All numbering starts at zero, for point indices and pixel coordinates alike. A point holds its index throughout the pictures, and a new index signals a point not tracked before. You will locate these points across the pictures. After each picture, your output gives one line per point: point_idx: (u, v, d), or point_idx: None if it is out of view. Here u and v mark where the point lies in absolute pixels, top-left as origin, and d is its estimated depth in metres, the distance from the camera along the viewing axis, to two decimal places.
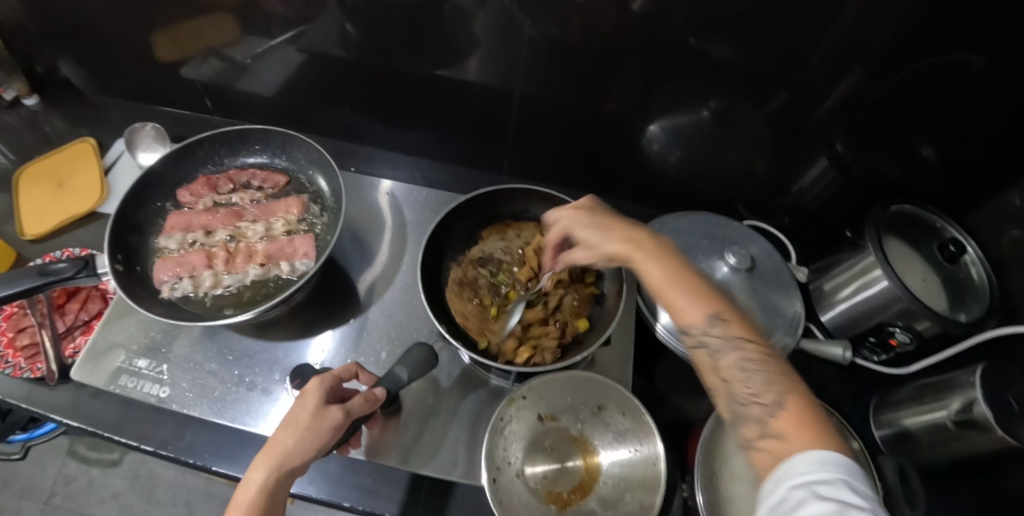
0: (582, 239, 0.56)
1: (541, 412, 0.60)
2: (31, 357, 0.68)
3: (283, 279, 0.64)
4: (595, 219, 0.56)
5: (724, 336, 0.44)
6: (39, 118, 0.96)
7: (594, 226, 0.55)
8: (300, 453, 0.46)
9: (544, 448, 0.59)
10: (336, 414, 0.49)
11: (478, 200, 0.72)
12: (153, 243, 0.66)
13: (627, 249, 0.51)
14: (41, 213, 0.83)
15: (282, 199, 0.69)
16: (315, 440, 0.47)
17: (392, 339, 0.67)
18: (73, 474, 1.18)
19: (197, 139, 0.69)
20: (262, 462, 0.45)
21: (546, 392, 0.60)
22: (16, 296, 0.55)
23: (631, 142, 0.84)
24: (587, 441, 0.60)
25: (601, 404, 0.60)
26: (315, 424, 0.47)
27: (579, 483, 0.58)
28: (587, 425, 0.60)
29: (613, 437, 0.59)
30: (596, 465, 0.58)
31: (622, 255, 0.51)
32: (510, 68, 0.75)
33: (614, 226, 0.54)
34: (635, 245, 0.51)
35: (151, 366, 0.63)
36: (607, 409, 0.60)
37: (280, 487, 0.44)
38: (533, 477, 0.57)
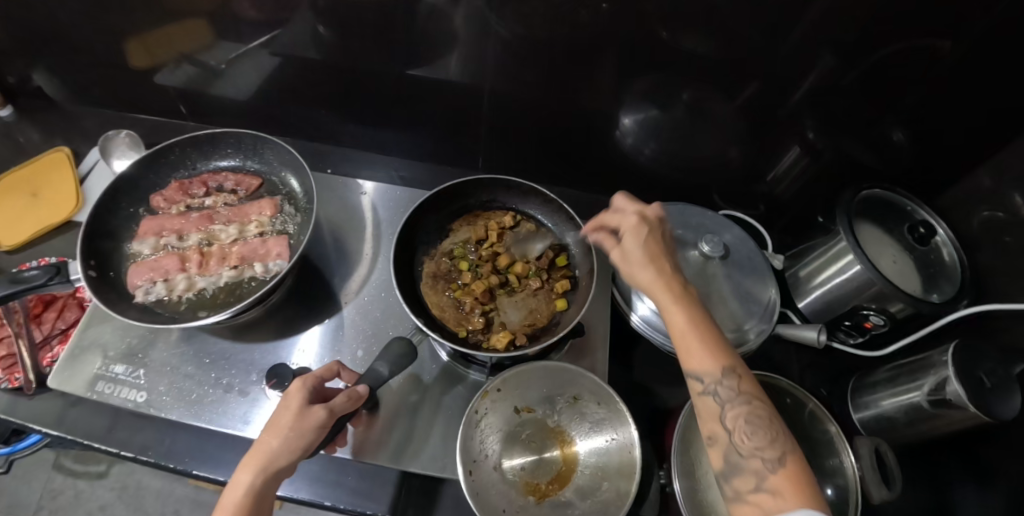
0: (625, 252, 0.54)
1: (518, 405, 0.61)
2: (9, 369, 0.68)
3: (257, 280, 0.64)
4: (646, 238, 0.54)
5: (735, 390, 0.45)
6: (14, 129, 0.96)
7: (644, 247, 0.53)
8: (285, 456, 0.46)
9: (521, 440, 0.60)
10: (320, 414, 0.48)
11: (448, 193, 0.73)
12: (127, 249, 0.65)
13: (658, 283, 0.51)
14: (16, 224, 0.82)
15: (256, 201, 0.69)
16: (300, 441, 0.47)
17: (368, 337, 0.67)
18: (59, 488, 1.17)
19: (168, 143, 0.69)
20: (247, 466, 0.45)
21: (522, 385, 0.60)
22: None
23: (607, 136, 0.85)
24: (564, 431, 0.61)
25: (576, 394, 0.61)
26: (298, 424, 0.47)
27: (557, 474, 0.58)
28: (563, 416, 0.61)
29: (589, 426, 0.60)
30: (573, 455, 0.59)
31: (660, 284, 0.51)
32: (483, 66, 0.75)
33: (658, 253, 0.53)
34: (672, 281, 0.51)
35: (128, 372, 0.63)
36: (583, 399, 0.60)
37: (266, 489, 0.45)
38: (511, 469, 0.58)
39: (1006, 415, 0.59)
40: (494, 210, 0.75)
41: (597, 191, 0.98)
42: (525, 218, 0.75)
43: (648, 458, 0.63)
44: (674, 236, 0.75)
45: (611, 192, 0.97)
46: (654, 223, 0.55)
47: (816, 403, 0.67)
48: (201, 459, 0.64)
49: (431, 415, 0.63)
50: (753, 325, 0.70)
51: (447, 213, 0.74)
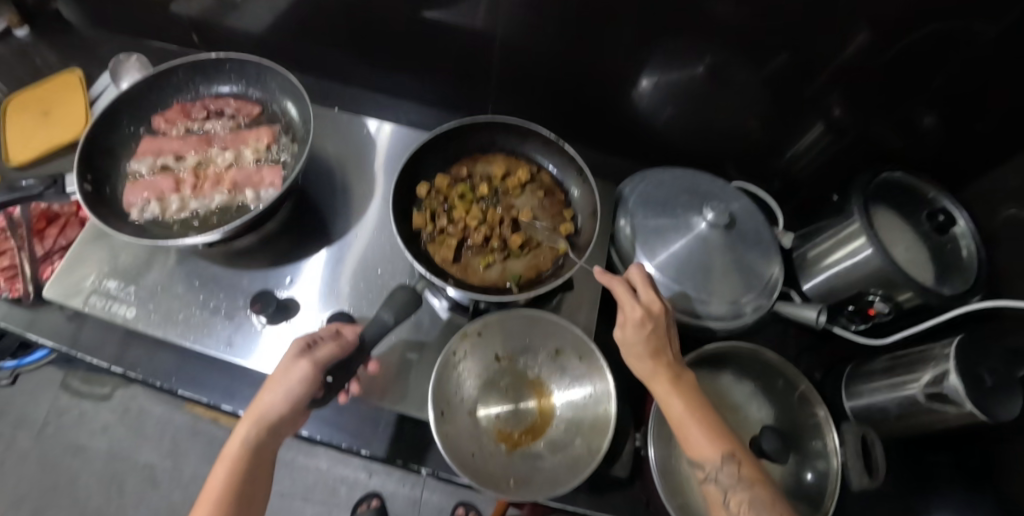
0: (622, 341, 0.55)
1: (498, 352, 0.60)
2: (10, 278, 0.69)
3: (247, 207, 0.62)
4: (645, 330, 0.53)
5: (736, 475, 0.48)
6: (30, 49, 0.96)
7: (640, 338, 0.53)
8: (276, 409, 0.48)
9: (499, 388, 0.60)
10: (303, 365, 0.49)
11: (441, 135, 0.65)
12: (125, 167, 0.64)
13: (650, 376, 0.53)
14: (26, 141, 0.83)
15: (254, 128, 0.66)
16: (287, 394, 0.48)
17: (356, 273, 0.66)
18: (66, 406, 1.22)
19: (169, 65, 0.67)
20: (245, 423, 0.48)
21: (502, 330, 0.60)
22: None
23: (622, 97, 0.82)
24: (543, 384, 0.61)
25: (558, 348, 0.60)
26: (286, 378, 0.49)
27: (531, 426, 0.58)
28: (544, 368, 0.61)
29: (569, 380, 0.60)
30: (549, 408, 0.59)
31: (660, 376, 0.53)
32: (500, 14, 0.72)
33: (659, 345, 0.53)
34: (668, 369, 0.53)
35: (120, 287, 0.64)
36: (564, 353, 0.60)
37: (264, 440, 0.48)
38: (485, 416, 0.58)
39: (1006, 418, 0.56)
40: (491, 154, 0.68)
41: (607, 154, 0.95)
42: (524, 161, 0.68)
43: (626, 420, 0.63)
44: (678, 201, 0.72)
45: (621, 155, 0.94)
46: (656, 312, 0.54)
47: (808, 385, 0.65)
48: (185, 379, 0.65)
49: (413, 359, 0.61)
50: (752, 299, 0.69)
51: (443, 156, 0.67)
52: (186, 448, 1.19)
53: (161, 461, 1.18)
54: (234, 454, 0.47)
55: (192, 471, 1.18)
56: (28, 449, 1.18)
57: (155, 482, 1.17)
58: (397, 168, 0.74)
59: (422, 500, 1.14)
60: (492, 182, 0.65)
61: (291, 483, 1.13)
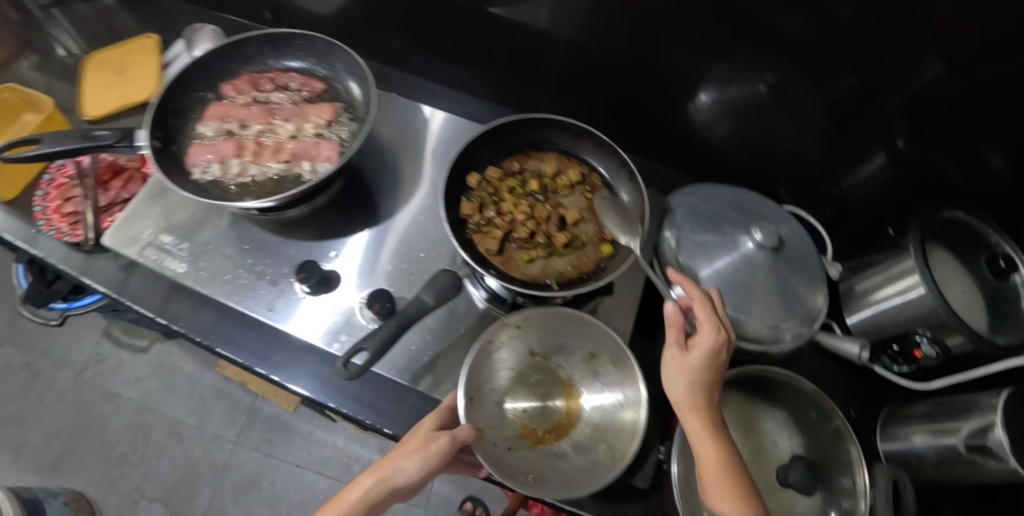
0: (676, 365, 0.50)
1: (533, 347, 0.60)
2: (72, 224, 0.75)
3: (303, 179, 0.63)
4: (711, 360, 0.50)
5: None
6: (112, 12, 1.01)
7: (703, 369, 0.49)
8: (406, 477, 0.48)
9: (528, 384, 0.60)
10: (442, 444, 0.48)
11: (497, 130, 0.65)
12: (192, 129, 0.66)
13: (692, 409, 0.49)
14: (100, 97, 0.87)
15: (317, 103, 0.67)
16: (420, 467, 0.48)
17: (399, 255, 0.67)
18: (105, 353, 1.28)
19: (243, 36, 0.69)
20: (375, 477, 0.48)
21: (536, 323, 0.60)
22: (62, 155, 0.61)
23: (677, 108, 0.81)
24: (573, 385, 0.60)
25: (595, 351, 0.60)
26: (422, 448, 0.48)
27: (555, 424, 0.58)
28: (577, 370, 0.60)
29: (601, 385, 0.59)
30: (576, 409, 0.59)
31: (703, 414, 0.49)
32: (561, 14, 0.73)
33: (710, 380, 0.50)
34: (712, 409, 0.50)
35: (174, 243, 0.67)
36: (598, 357, 0.60)
37: (382, 500, 0.48)
38: (512, 408, 0.58)
39: None
40: (543, 151, 0.68)
41: (655, 164, 0.94)
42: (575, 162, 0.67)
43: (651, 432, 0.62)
44: (728, 218, 0.71)
45: (669, 166, 0.93)
46: (726, 345, 0.51)
47: (843, 421, 0.63)
48: (223, 338, 0.67)
49: (446, 344, 0.62)
50: (793, 327, 0.67)
51: (497, 148, 0.67)
52: (211, 408, 1.24)
53: (186, 417, 1.23)
54: (354, 503, 0.47)
55: (214, 431, 1.21)
56: (67, 389, 1.25)
57: (178, 435, 1.21)
58: (446, 157, 0.75)
59: (430, 489, 1.15)
60: (542, 179, 0.65)
61: (306, 455, 1.20)
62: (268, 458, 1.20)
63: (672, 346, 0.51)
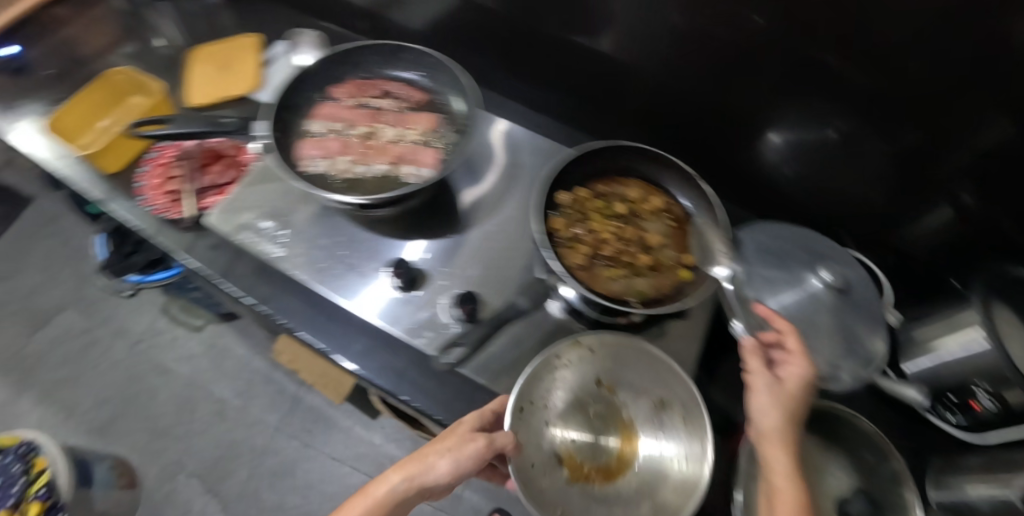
0: (768, 390, 0.52)
1: (602, 380, 0.63)
2: (171, 203, 0.81)
3: (405, 181, 0.65)
4: (802, 394, 0.52)
5: None
6: (220, 12, 1.11)
7: (794, 402, 0.51)
8: (435, 475, 0.50)
9: (587, 416, 0.62)
10: (482, 445, 0.51)
11: (589, 153, 0.68)
12: (300, 125, 0.70)
13: (780, 441, 0.50)
14: (204, 88, 0.94)
15: (420, 112, 0.70)
16: (454, 467, 0.50)
17: (481, 261, 0.71)
18: (162, 328, 1.35)
19: (356, 44, 0.72)
20: (400, 473, 0.49)
21: (615, 360, 0.64)
22: (187, 136, 0.68)
23: (748, 146, 0.85)
24: (633, 431, 0.62)
25: (665, 399, 0.62)
26: (459, 448, 0.51)
27: (602, 465, 0.60)
28: (639, 416, 0.62)
29: (663, 436, 0.60)
30: (628, 456, 0.60)
31: (787, 447, 0.49)
32: (644, 45, 0.79)
33: (796, 415, 0.51)
34: (794, 446, 0.50)
35: (271, 228, 0.71)
36: (671, 407, 0.61)
37: (406, 497, 0.49)
38: (561, 436, 0.60)
39: None
40: (626, 177, 0.70)
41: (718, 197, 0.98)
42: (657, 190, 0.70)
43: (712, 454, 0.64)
44: (795, 256, 0.74)
45: (733, 201, 0.96)
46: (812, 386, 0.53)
47: (903, 465, 0.63)
48: (306, 322, 0.73)
49: (522, 348, 0.65)
50: (855, 368, 0.69)
51: (586, 168, 0.69)
52: (256, 392, 1.28)
53: (231, 398, 1.27)
54: (380, 497, 0.48)
55: (257, 415, 1.26)
56: (122, 358, 1.32)
57: (222, 415, 1.26)
58: (535, 176, 0.78)
59: (462, 497, 1.16)
60: (625, 203, 0.68)
61: (343, 449, 1.22)
62: (305, 447, 1.23)
63: (762, 374, 0.52)
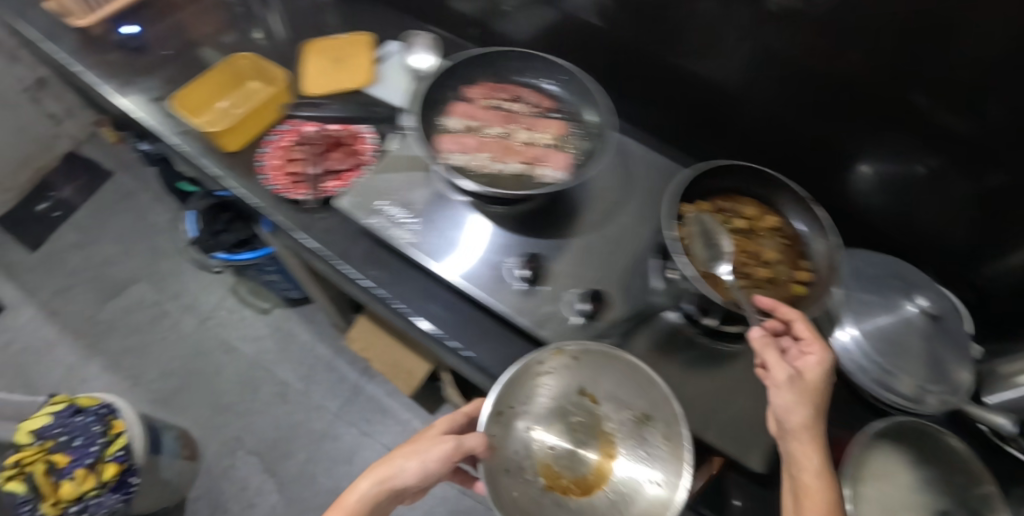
0: (787, 381, 0.54)
1: (586, 389, 0.68)
2: (292, 185, 0.85)
3: (539, 182, 0.69)
4: (821, 387, 0.55)
5: None
6: (327, 10, 1.19)
7: (815, 396, 0.54)
8: (407, 476, 0.54)
9: (567, 425, 0.68)
10: (448, 446, 0.55)
11: (712, 169, 0.72)
12: (437, 120, 0.73)
13: (811, 436, 0.52)
14: (319, 80, 0.99)
15: (550, 119, 0.75)
16: (424, 468, 0.54)
17: (600, 265, 0.76)
18: (230, 307, 1.40)
19: (492, 49, 0.77)
20: (370, 478, 0.54)
21: (598, 371, 0.67)
22: None
23: (834, 176, 0.90)
24: (614, 446, 0.66)
25: (648, 416, 0.64)
26: (429, 453, 0.55)
27: (581, 477, 0.65)
28: (620, 430, 0.66)
29: (644, 452, 0.63)
30: (606, 470, 0.65)
31: (815, 440, 0.52)
32: (742, 73, 0.84)
33: (819, 407, 0.54)
34: (820, 438, 0.53)
35: (403, 215, 0.77)
36: (651, 424, 0.64)
37: (380, 499, 0.53)
38: (540, 443, 0.66)
39: None
40: (738, 196, 0.74)
41: None
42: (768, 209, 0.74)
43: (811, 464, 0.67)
44: (888, 282, 0.78)
45: None
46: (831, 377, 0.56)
47: (994, 490, 0.65)
48: (419, 309, 0.76)
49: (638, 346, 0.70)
50: (949, 395, 0.71)
51: (706, 182, 0.72)
52: (317, 377, 1.32)
53: (294, 382, 1.32)
54: (353, 501, 0.53)
55: (317, 400, 1.29)
56: (190, 333, 1.37)
57: (284, 397, 1.30)
58: (661, 190, 0.85)
59: None
60: (741, 218, 0.72)
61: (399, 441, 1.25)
62: (363, 435, 1.26)
63: (783, 367, 0.55)
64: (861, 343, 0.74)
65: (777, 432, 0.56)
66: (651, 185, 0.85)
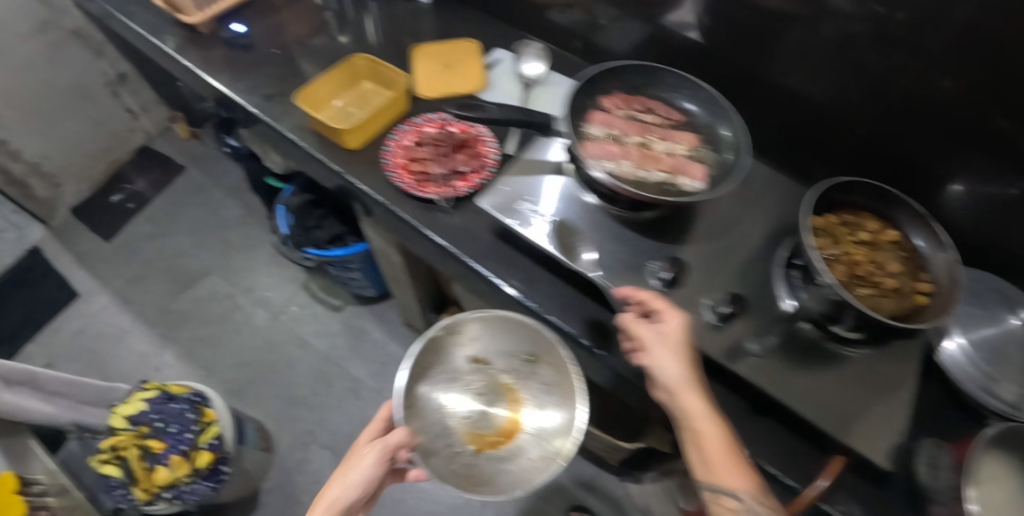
0: (656, 336, 0.66)
1: (475, 357, 0.81)
2: (420, 184, 0.88)
3: (681, 190, 0.73)
4: (684, 343, 0.66)
5: (767, 503, 0.56)
6: (428, 16, 1.24)
7: (679, 351, 0.65)
8: (348, 493, 0.64)
9: (471, 388, 0.82)
10: (375, 450, 0.65)
11: (838, 185, 0.77)
12: (580, 127, 0.78)
13: (682, 380, 0.63)
14: (433, 83, 1.02)
15: (682, 131, 0.79)
16: (353, 478, 0.65)
17: (731, 272, 0.81)
18: (303, 303, 1.44)
19: (627, 63, 0.82)
20: (318, 503, 0.65)
21: (508, 334, 0.78)
22: None
23: (928, 192, 0.91)
24: (518, 395, 0.82)
25: (533, 357, 0.79)
26: (343, 468, 0.66)
27: (502, 428, 0.79)
28: (517, 378, 0.82)
29: (541, 385, 0.80)
30: (518, 418, 0.79)
31: (691, 388, 0.63)
32: (835, 87, 0.89)
33: (689, 362, 0.65)
34: (699, 389, 0.63)
35: (547, 219, 0.80)
36: (538, 361, 0.79)
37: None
38: (455, 417, 0.79)
39: None
40: (859, 210, 0.79)
41: None
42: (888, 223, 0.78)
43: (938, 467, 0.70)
44: (990, 297, 0.84)
45: None
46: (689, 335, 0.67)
47: None
48: (549, 307, 0.80)
49: (773, 347, 0.75)
50: None
51: (831, 197, 0.78)
52: (390, 375, 1.34)
53: (367, 379, 1.34)
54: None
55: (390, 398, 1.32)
56: (262, 327, 1.41)
57: (357, 393, 1.32)
58: (774, 203, 0.90)
59: None
60: (866, 231, 0.76)
61: None
62: None
63: (648, 327, 0.67)
64: (968, 351, 0.78)
65: (663, 394, 0.66)
66: (765, 200, 0.90)
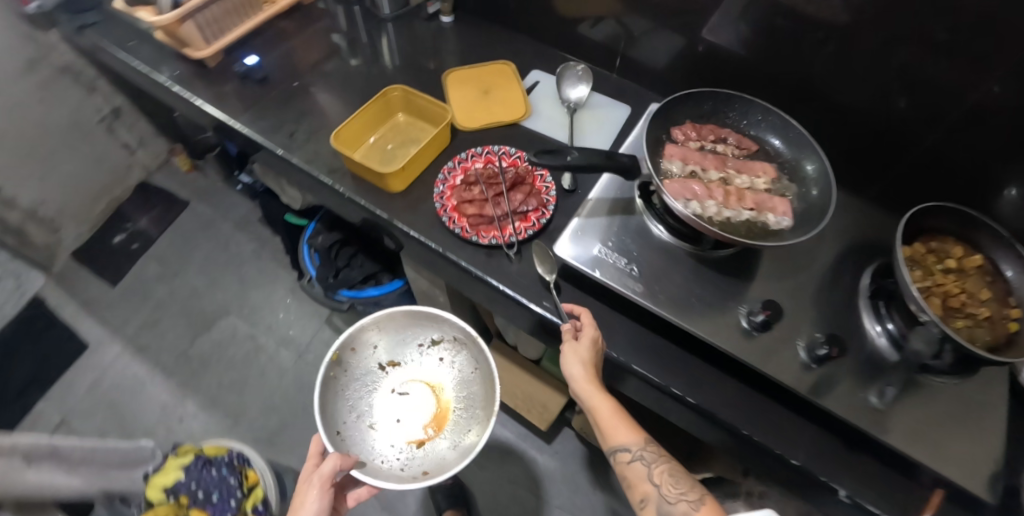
0: (575, 347, 0.71)
1: (384, 362, 0.93)
2: (477, 227, 0.83)
3: (770, 226, 0.69)
4: (592, 346, 0.71)
5: (656, 451, 0.67)
6: (448, 34, 1.17)
7: (589, 353, 0.70)
8: None
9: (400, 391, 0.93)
10: (316, 482, 0.69)
11: (921, 210, 0.75)
12: (658, 163, 0.74)
13: (583, 374, 0.69)
14: (471, 111, 0.98)
15: (759, 161, 0.76)
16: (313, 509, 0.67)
17: (821, 305, 0.76)
18: (329, 338, 1.39)
19: (699, 90, 0.79)
20: None
21: (403, 330, 0.93)
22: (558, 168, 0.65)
23: (981, 198, 0.82)
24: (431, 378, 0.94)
25: (434, 339, 0.94)
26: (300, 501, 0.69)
27: (437, 420, 0.90)
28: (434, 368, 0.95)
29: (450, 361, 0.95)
30: (445, 403, 0.92)
31: (592, 382, 0.69)
32: (874, 86, 0.81)
33: (593, 362, 0.71)
34: (595, 379, 0.70)
35: (626, 264, 0.75)
36: (439, 343, 0.94)
37: None
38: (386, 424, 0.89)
39: None
40: (942, 236, 0.76)
41: None
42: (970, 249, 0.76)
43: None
44: None
45: None
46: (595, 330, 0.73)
47: None
48: (624, 352, 0.78)
49: (871, 385, 0.70)
50: None
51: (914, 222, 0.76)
52: None
53: None
54: None
55: None
56: (288, 367, 1.35)
57: None
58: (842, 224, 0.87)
59: None
60: (951, 257, 0.74)
61: None
62: None
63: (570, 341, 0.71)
64: None
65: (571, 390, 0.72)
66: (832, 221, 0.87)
